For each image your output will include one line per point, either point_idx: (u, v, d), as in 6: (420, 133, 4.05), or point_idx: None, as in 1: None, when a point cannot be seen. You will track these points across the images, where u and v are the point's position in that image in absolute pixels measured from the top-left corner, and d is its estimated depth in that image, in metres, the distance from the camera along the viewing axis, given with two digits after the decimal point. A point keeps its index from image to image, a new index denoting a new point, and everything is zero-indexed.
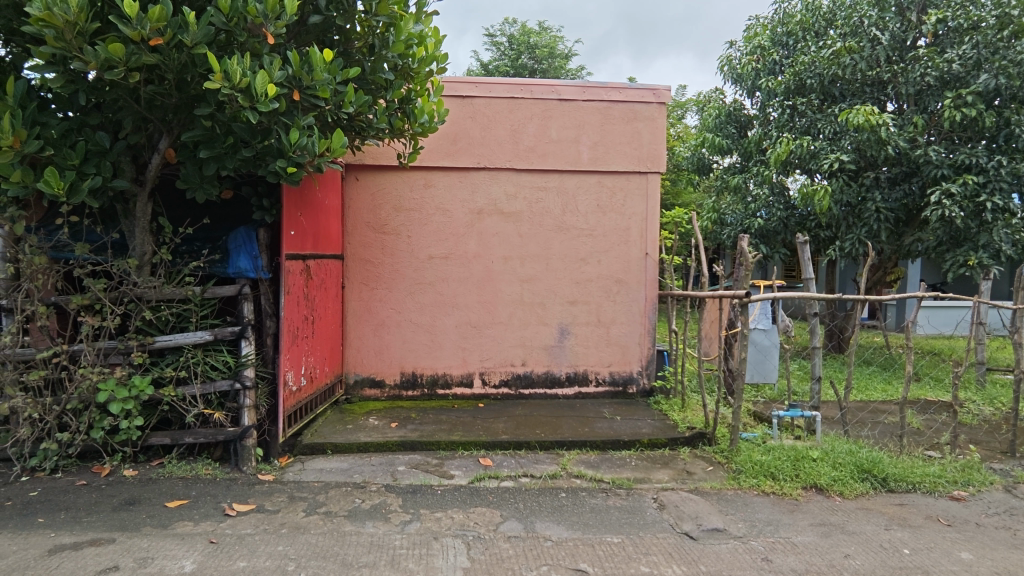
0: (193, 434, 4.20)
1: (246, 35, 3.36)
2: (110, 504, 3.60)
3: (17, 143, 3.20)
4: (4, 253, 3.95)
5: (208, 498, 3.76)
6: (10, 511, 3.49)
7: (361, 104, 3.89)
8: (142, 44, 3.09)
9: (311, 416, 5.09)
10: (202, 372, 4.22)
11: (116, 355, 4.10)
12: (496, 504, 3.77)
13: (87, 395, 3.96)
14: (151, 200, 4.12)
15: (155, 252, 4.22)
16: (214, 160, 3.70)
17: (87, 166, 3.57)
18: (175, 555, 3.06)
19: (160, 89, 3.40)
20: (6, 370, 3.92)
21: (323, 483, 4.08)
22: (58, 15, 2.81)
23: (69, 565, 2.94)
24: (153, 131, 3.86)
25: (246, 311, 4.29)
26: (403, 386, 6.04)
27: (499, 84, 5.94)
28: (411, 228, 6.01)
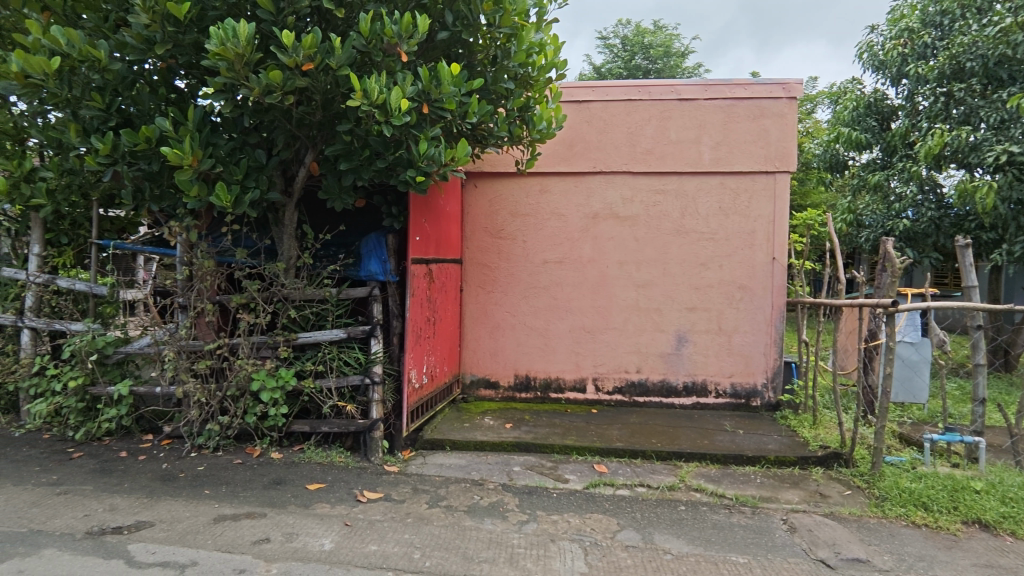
0: (328, 424, 4.56)
1: (382, 55, 3.62)
2: (261, 483, 4.02)
3: (195, 162, 3.68)
4: (181, 257, 4.55)
5: (342, 484, 4.07)
6: (183, 482, 4.00)
7: (483, 113, 4.02)
8: (296, 69, 3.43)
9: (431, 413, 5.34)
10: (337, 367, 4.58)
11: (266, 349, 4.57)
12: (612, 512, 3.72)
13: (243, 383, 4.44)
14: (297, 210, 4.56)
15: (299, 257, 4.65)
16: (353, 172, 4.01)
17: (249, 180, 4.01)
18: (316, 533, 3.35)
19: (308, 109, 3.75)
20: (181, 359, 4.51)
21: (444, 478, 4.26)
22: (231, 49, 3.20)
23: (230, 534, 3.32)
24: (300, 147, 4.27)
25: (376, 311, 4.61)
26: (516, 388, 6.14)
27: (616, 87, 5.90)
28: (527, 233, 6.12)
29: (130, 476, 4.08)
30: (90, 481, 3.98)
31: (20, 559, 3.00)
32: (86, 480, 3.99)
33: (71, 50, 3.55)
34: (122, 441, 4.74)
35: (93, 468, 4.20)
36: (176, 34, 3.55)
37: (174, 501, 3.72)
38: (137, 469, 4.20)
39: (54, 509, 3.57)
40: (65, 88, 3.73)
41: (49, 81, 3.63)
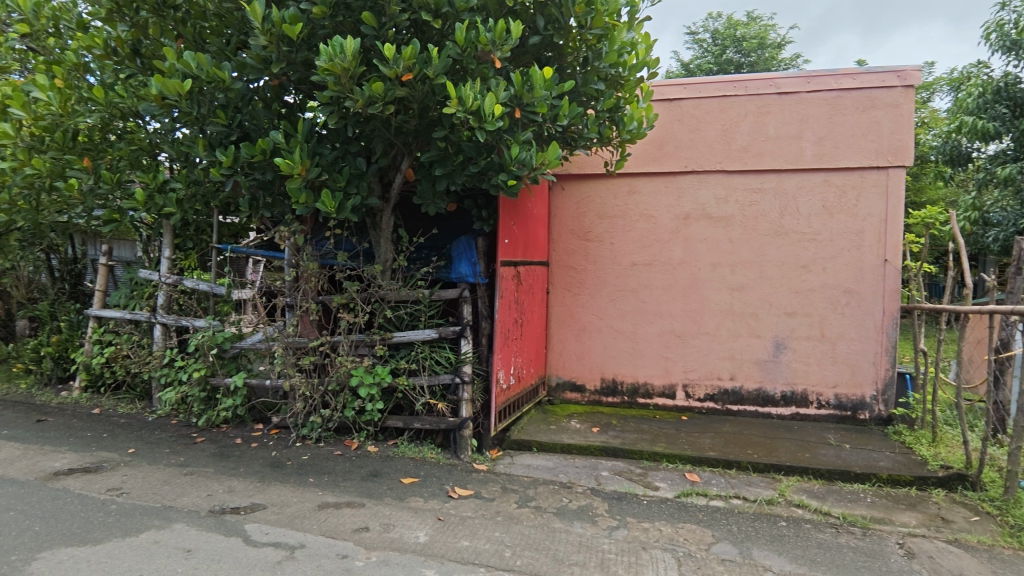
0: (420, 420, 4.72)
1: (476, 62, 3.71)
2: (360, 474, 4.24)
3: (304, 171, 3.93)
4: (289, 259, 4.88)
5: (434, 479, 4.21)
6: (290, 469, 4.29)
7: (574, 115, 4.02)
8: (396, 80, 3.59)
9: (518, 414, 5.40)
10: (429, 366, 4.74)
11: (364, 347, 4.80)
12: (707, 523, 3.60)
13: (343, 379, 4.69)
14: (393, 214, 4.77)
15: (395, 259, 4.85)
16: (446, 177, 4.14)
17: (351, 187, 4.23)
18: (411, 525, 3.48)
19: (406, 118, 3.91)
20: (288, 355, 4.80)
21: (532, 478, 4.29)
22: (338, 64, 3.40)
23: (334, 520, 3.52)
24: (396, 154, 4.46)
25: (466, 312, 4.73)
26: (603, 392, 6.07)
27: (710, 83, 5.71)
28: (614, 235, 6.04)
29: (244, 462, 4.43)
30: (212, 464, 4.37)
31: (156, 530, 3.34)
32: (208, 463, 4.37)
33: (200, 72, 3.91)
34: (237, 429, 5.16)
35: (213, 452, 4.60)
36: (289, 53, 3.83)
37: (282, 487, 4.00)
38: (250, 455, 4.56)
39: (182, 488, 3.94)
40: (194, 107, 4.09)
41: (182, 101, 3.99)
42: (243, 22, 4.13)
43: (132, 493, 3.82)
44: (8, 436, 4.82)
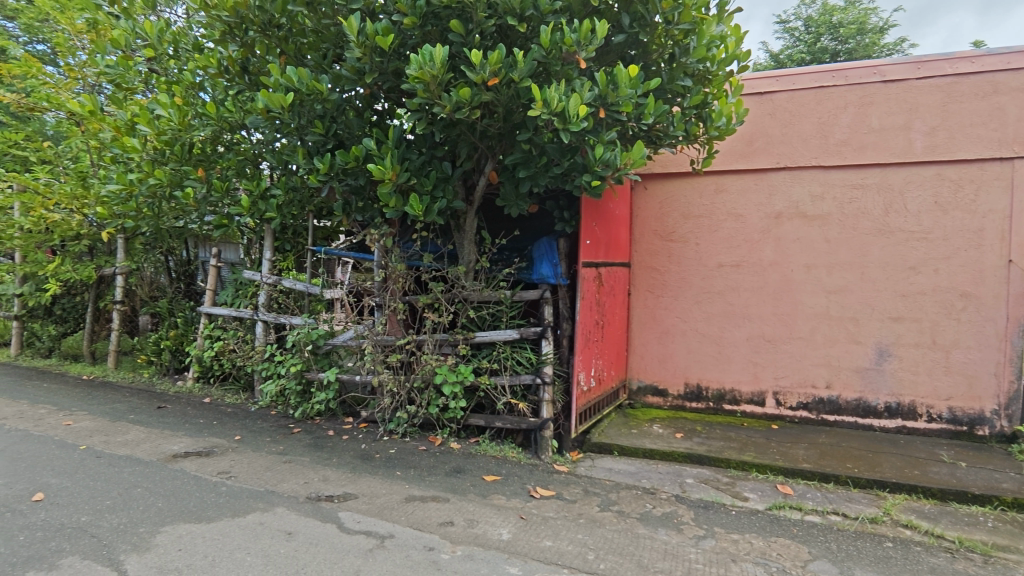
0: (502, 419, 4.78)
1: (560, 64, 3.72)
2: (444, 469, 4.35)
3: (394, 176, 4.10)
4: (378, 261, 5.10)
5: (516, 478, 4.25)
6: (379, 462, 4.48)
7: (660, 113, 3.94)
8: (482, 85, 3.66)
9: (599, 416, 5.35)
10: (511, 366, 4.79)
11: (447, 345, 4.92)
12: (802, 539, 3.41)
13: (428, 376, 4.83)
14: (476, 217, 4.87)
15: (478, 260, 4.95)
16: (530, 179, 4.18)
17: (437, 191, 4.36)
18: (495, 522, 3.54)
19: (491, 121, 3.98)
20: (376, 352, 5.01)
21: (614, 482, 4.24)
22: (428, 72, 3.52)
23: (420, 513, 3.64)
24: (481, 157, 4.55)
25: (547, 313, 4.74)
26: (686, 397, 5.89)
27: (805, 74, 5.43)
28: (700, 235, 5.85)
29: (337, 453, 4.67)
30: (308, 453, 4.64)
31: (261, 512, 3.60)
32: (304, 452, 4.65)
33: (301, 86, 4.13)
34: (329, 421, 5.44)
35: (309, 442, 4.88)
36: (382, 63, 4.01)
37: (372, 478, 4.18)
38: (342, 446, 4.79)
39: (282, 474, 4.21)
40: (295, 118, 4.36)
41: (284, 113, 4.27)
42: (339, 36, 4.37)
43: (238, 477, 4.13)
44: (134, 420, 5.35)
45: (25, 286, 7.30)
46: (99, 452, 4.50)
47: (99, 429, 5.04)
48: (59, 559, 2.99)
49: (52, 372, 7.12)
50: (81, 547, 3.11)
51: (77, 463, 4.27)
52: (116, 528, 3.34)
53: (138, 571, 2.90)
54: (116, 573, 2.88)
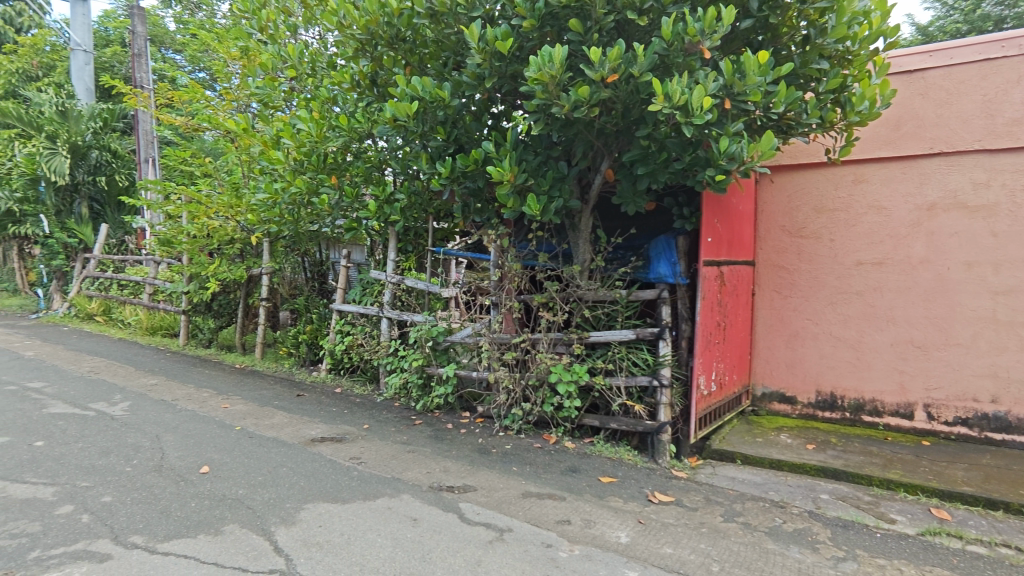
0: (617, 420, 4.71)
1: (683, 55, 3.61)
2: (559, 468, 4.37)
3: (512, 177, 4.17)
4: (495, 260, 5.21)
5: (633, 481, 4.16)
6: (496, 457, 4.58)
7: (793, 100, 3.67)
8: (601, 82, 3.62)
9: (720, 422, 5.11)
10: (627, 367, 4.70)
11: (562, 345, 4.93)
12: (964, 572, 3.02)
13: (543, 375, 4.87)
14: (592, 216, 4.85)
15: (593, 259, 4.91)
16: (648, 176, 4.09)
17: (554, 190, 4.38)
18: (613, 525, 3.49)
19: (610, 119, 3.93)
20: (493, 350, 5.14)
21: (738, 493, 4.02)
22: (547, 72, 3.55)
23: (537, 510, 3.68)
24: (597, 155, 4.52)
25: (664, 313, 4.60)
26: (819, 406, 5.45)
27: (965, 46, 4.83)
28: (835, 231, 5.39)
29: (456, 445, 4.84)
30: (430, 445, 4.86)
31: (389, 498, 3.83)
32: (426, 444, 4.88)
33: (426, 94, 4.35)
34: (448, 415, 5.66)
35: (429, 434, 5.12)
36: (501, 67, 4.12)
37: (490, 472, 4.29)
38: (460, 439, 4.97)
39: (406, 463, 4.45)
40: (419, 125, 4.59)
41: (410, 121, 4.51)
42: (459, 44, 4.55)
43: (368, 463, 4.43)
44: (279, 406, 5.92)
45: (191, 285, 8.34)
46: (251, 433, 5.02)
47: (251, 413, 5.63)
48: (223, 526, 3.39)
49: (212, 361, 8.07)
50: (240, 516, 3.50)
51: (234, 442, 4.81)
52: (267, 502, 3.72)
53: (286, 542, 3.21)
54: (269, 542, 3.21)
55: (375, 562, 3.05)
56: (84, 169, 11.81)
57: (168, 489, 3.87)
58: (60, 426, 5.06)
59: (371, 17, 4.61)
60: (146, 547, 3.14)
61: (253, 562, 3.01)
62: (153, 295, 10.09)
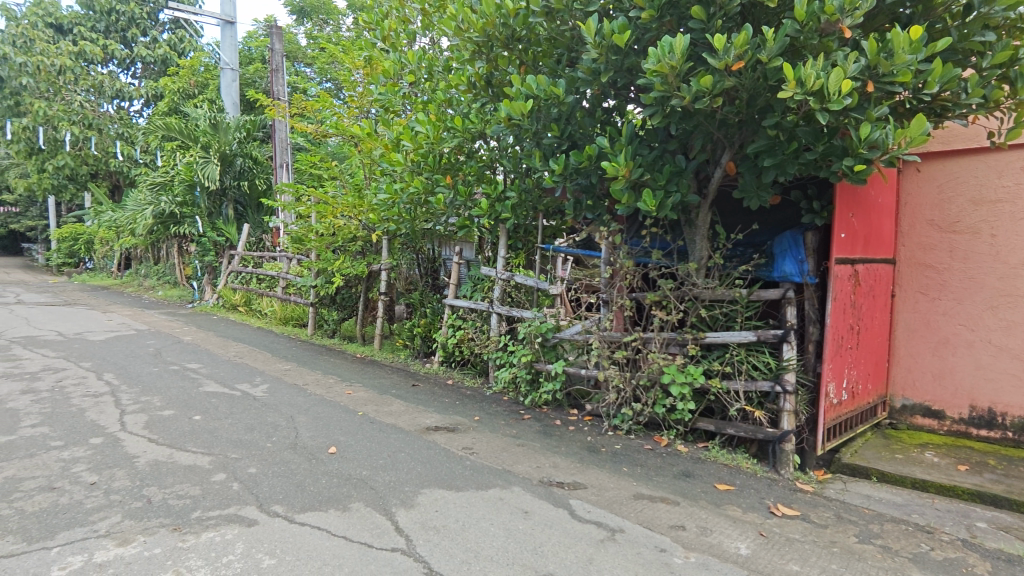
0: (734, 426, 4.48)
1: (818, 36, 3.36)
2: (672, 472, 4.23)
3: (627, 172, 4.10)
4: (606, 257, 5.14)
5: (753, 491, 3.94)
6: (605, 456, 4.53)
7: (950, 78, 3.29)
8: (726, 70, 3.45)
9: (852, 435, 4.72)
10: (746, 371, 4.45)
11: (675, 345, 4.76)
12: None
13: (655, 375, 4.74)
14: (711, 210, 4.65)
15: (711, 257, 4.71)
16: (775, 168, 3.85)
17: (671, 185, 4.24)
18: (731, 535, 3.33)
19: (734, 109, 3.74)
20: (602, 348, 5.06)
21: (875, 513, 3.68)
22: (668, 64, 3.44)
23: (650, 513, 3.59)
24: (717, 147, 4.33)
25: (789, 314, 4.30)
26: (973, 423, 4.83)
27: None
28: (998, 225, 4.75)
29: (564, 442, 4.85)
30: (539, 440, 4.90)
31: (501, 489, 3.92)
32: (535, 438, 4.93)
33: (541, 92, 4.39)
34: (556, 411, 5.67)
35: (538, 429, 5.16)
36: (617, 61, 4.07)
37: (600, 471, 4.26)
38: (569, 436, 4.97)
39: (516, 456, 4.53)
40: (533, 123, 4.65)
41: (524, 119, 4.58)
42: (574, 40, 4.55)
43: (480, 454, 4.56)
44: (396, 395, 6.26)
45: (319, 280, 9.07)
46: (372, 419, 5.36)
47: (371, 400, 6.01)
48: (350, 503, 3.64)
49: (336, 349, 8.71)
50: (364, 496, 3.75)
51: (357, 426, 5.15)
52: (388, 484, 3.95)
53: (406, 523, 3.39)
54: (391, 522, 3.41)
55: (489, 549, 3.14)
56: (231, 175, 13.23)
57: (302, 465, 4.24)
58: (212, 403, 5.70)
59: (487, 19, 4.72)
60: (286, 516, 3.45)
61: (378, 539, 3.21)
62: (286, 288, 11.07)
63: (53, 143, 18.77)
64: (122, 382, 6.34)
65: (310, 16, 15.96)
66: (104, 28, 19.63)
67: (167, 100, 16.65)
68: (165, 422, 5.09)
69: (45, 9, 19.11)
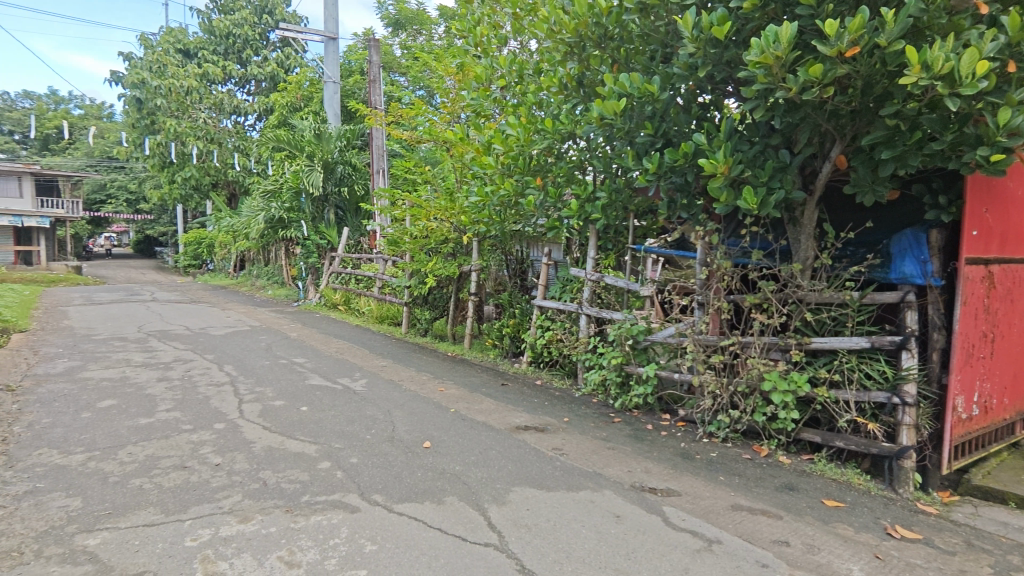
0: (844, 439, 4.17)
1: (947, 15, 3.11)
2: (774, 484, 4.01)
3: (726, 169, 3.94)
4: (702, 258, 4.96)
5: (866, 510, 3.65)
6: (700, 463, 4.37)
7: None
8: (838, 58, 3.23)
9: (983, 454, 4.27)
10: (858, 380, 4.14)
11: (777, 350, 4.51)
12: None
13: (754, 381, 4.51)
14: (818, 208, 4.37)
15: (817, 257, 4.44)
16: (894, 160, 3.55)
17: (774, 181, 4.03)
18: (842, 555, 3.11)
19: (846, 99, 3.49)
20: (697, 352, 4.89)
21: (1014, 542, 3.29)
22: (772, 54, 3.27)
23: (750, 526, 3.43)
24: (826, 140, 4.07)
25: (910, 320, 3.94)
26: None
27: None
28: None
29: (657, 447, 4.73)
30: (630, 444, 4.82)
31: (592, 491, 3.89)
32: (626, 442, 4.85)
33: (634, 90, 4.33)
34: (647, 415, 5.53)
35: (629, 433, 5.07)
36: (716, 54, 3.94)
37: (694, 479, 4.12)
38: (661, 441, 4.84)
39: (607, 460, 4.48)
40: (626, 122, 4.60)
41: (617, 118, 4.54)
42: (669, 35, 4.45)
43: (570, 455, 4.55)
44: (486, 393, 6.39)
45: (413, 280, 9.50)
46: (463, 416, 5.51)
47: (462, 397, 6.16)
48: (444, 497, 3.76)
49: (428, 348, 9.02)
50: (458, 490, 3.85)
51: (450, 422, 5.31)
52: (480, 480, 4.04)
53: (498, 520, 3.45)
54: (484, 518, 3.48)
55: (580, 551, 3.13)
56: (332, 181, 14.08)
57: (399, 457, 4.43)
58: (317, 395, 6.09)
59: (580, 19, 4.73)
60: (385, 505, 3.62)
61: (471, 533, 3.30)
62: (382, 289, 11.61)
63: (181, 157, 20.81)
64: (239, 373, 6.93)
65: (405, 28, 16.66)
66: (224, 50, 21.56)
67: (277, 114, 18.01)
68: (277, 411, 5.51)
69: (176, 36, 21.25)
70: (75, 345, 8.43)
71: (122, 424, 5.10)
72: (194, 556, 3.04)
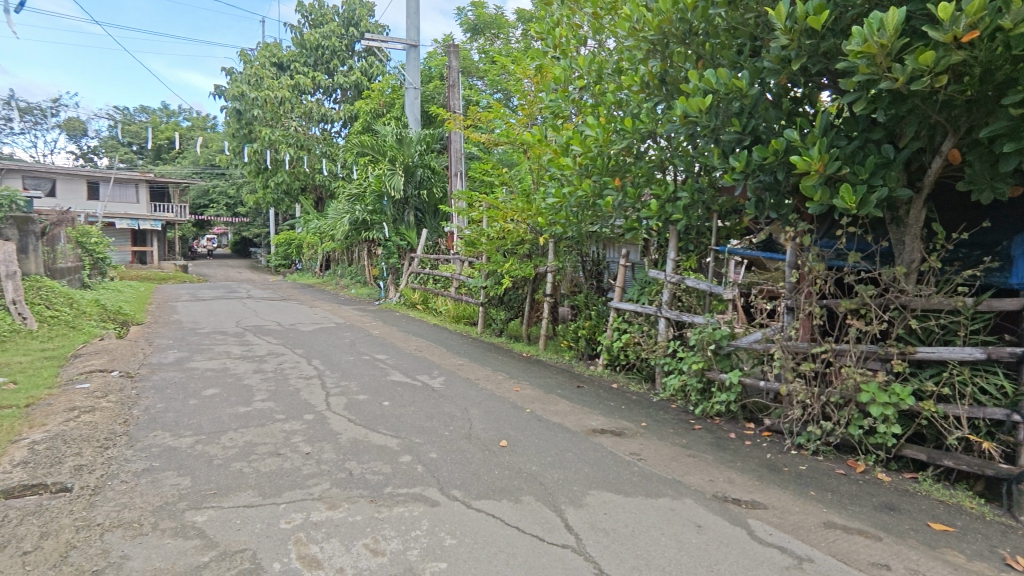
0: (954, 458, 3.84)
1: None
2: (871, 502, 3.74)
3: (822, 166, 3.72)
4: (791, 260, 4.70)
5: (980, 536, 3.34)
6: (788, 476, 4.16)
7: None
8: (953, 43, 2.98)
9: None
10: (971, 395, 3.81)
11: (876, 360, 4.22)
12: None
13: (850, 392, 4.23)
14: (926, 206, 4.06)
15: (925, 260, 4.13)
16: (1018, 154, 3.24)
17: (876, 178, 3.78)
18: None
19: (961, 88, 3.22)
20: (786, 359, 4.65)
21: None
22: (877, 43, 3.06)
23: (844, 545, 3.22)
24: (937, 133, 3.76)
25: None
26: None
27: None
28: None
29: (740, 457, 4.54)
30: (711, 452, 4.65)
31: (671, 499, 3.80)
32: (707, 450, 4.69)
33: (721, 87, 4.20)
34: (729, 423, 5.31)
35: (710, 441, 4.90)
36: (812, 45, 3.74)
37: (782, 492, 3.92)
38: (746, 451, 4.64)
39: (687, 467, 4.35)
40: (711, 119, 4.45)
41: (702, 116, 4.40)
42: (760, 27, 4.28)
43: (648, 461, 4.46)
44: (562, 395, 6.38)
45: (489, 281, 9.64)
46: (539, 417, 5.53)
47: (538, 398, 6.18)
48: (521, 496, 3.79)
49: (504, 348, 9.12)
50: (535, 490, 3.88)
51: (525, 422, 5.35)
52: (556, 481, 4.04)
53: (575, 522, 3.44)
54: (560, 519, 3.48)
55: (660, 559, 3.06)
56: (412, 184, 14.56)
57: (476, 454, 4.51)
58: (398, 391, 6.31)
59: (664, 16, 4.63)
60: (464, 501, 3.70)
61: (549, 534, 3.31)
62: (459, 289, 11.86)
63: (275, 163, 22.21)
64: (326, 368, 7.30)
65: (482, 33, 16.95)
66: (314, 62, 22.81)
67: (362, 120, 18.85)
68: (361, 405, 5.76)
69: (271, 51, 22.72)
70: (183, 338, 9.20)
71: (224, 411, 5.51)
72: (289, 537, 3.24)
